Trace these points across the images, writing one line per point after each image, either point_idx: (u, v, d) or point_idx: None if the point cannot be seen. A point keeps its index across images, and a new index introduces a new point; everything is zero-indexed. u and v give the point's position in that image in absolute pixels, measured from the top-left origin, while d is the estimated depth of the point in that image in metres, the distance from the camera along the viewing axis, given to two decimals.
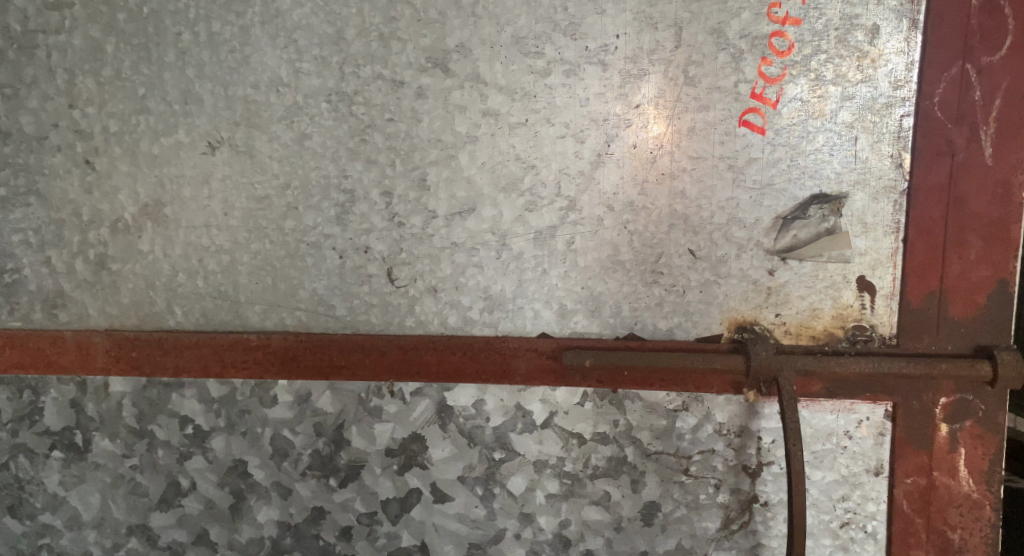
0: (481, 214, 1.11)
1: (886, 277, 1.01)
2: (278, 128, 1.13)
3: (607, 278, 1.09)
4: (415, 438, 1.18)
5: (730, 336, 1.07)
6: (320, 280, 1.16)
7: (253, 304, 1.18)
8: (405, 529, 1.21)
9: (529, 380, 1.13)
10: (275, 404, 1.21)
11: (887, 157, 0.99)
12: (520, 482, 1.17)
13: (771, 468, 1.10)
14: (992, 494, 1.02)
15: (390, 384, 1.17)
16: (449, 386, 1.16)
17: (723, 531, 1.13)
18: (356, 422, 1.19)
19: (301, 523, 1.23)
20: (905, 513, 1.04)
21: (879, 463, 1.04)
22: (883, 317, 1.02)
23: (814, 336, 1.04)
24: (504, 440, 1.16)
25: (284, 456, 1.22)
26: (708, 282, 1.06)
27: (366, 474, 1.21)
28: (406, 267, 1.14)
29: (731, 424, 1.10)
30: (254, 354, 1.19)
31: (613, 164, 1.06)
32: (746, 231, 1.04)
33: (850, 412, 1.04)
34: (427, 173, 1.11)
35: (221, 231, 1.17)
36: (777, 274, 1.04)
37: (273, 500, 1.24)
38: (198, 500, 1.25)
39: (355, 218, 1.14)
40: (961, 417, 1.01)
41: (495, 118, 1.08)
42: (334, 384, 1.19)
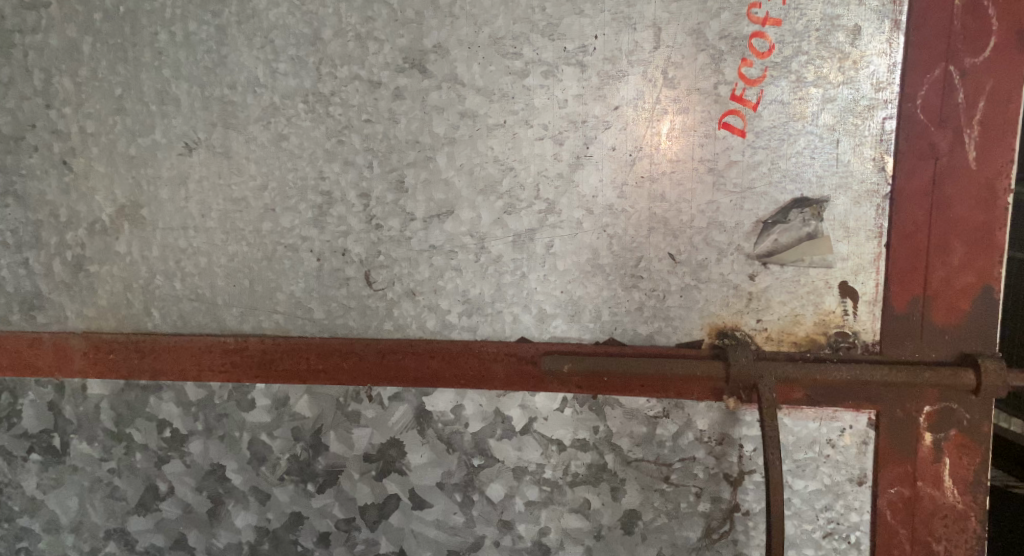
0: (459, 216, 1.10)
1: (869, 282, 0.99)
2: (255, 129, 1.12)
3: (586, 283, 1.07)
4: (393, 444, 1.17)
5: (711, 342, 1.05)
6: (298, 282, 1.15)
7: (231, 306, 1.17)
8: (383, 535, 1.19)
9: (507, 386, 1.11)
10: (253, 408, 1.19)
11: (869, 160, 0.97)
12: (499, 489, 1.15)
13: (753, 477, 1.08)
14: (978, 504, 0.99)
15: (368, 389, 1.16)
16: (428, 391, 1.14)
17: (704, 540, 1.11)
18: (334, 427, 1.18)
19: (279, 529, 1.22)
20: (889, 524, 1.02)
21: (863, 473, 1.02)
22: (866, 323, 1.00)
23: (796, 342, 1.02)
24: (483, 446, 1.14)
25: (262, 461, 1.21)
26: (688, 287, 1.05)
27: (344, 479, 1.19)
28: (385, 271, 1.13)
29: (712, 432, 1.08)
30: (231, 357, 1.17)
31: (592, 166, 1.05)
32: (726, 234, 1.03)
33: (833, 420, 1.02)
34: (405, 175, 1.10)
35: (198, 233, 1.16)
36: (758, 279, 1.02)
37: (251, 505, 1.22)
38: (176, 505, 1.24)
39: (332, 220, 1.13)
40: (946, 426, 0.99)
41: (473, 120, 1.07)
42: (312, 388, 1.17)
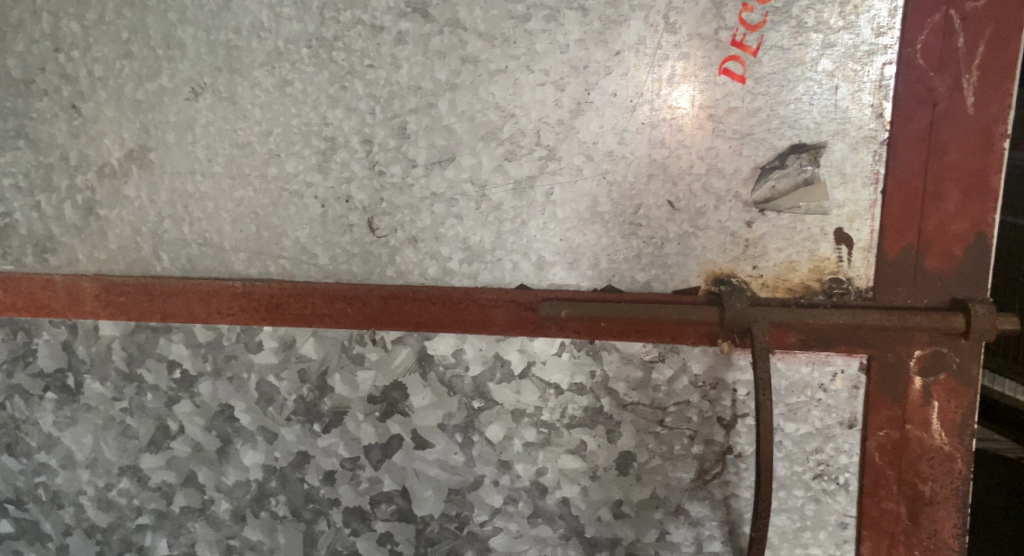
0: (461, 163, 1.11)
1: (864, 229, 1.00)
2: (260, 74, 1.14)
3: (586, 230, 1.09)
4: (396, 386, 1.20)
5: (708, 288, 1.07)
6: (303, 228, 1.18)
7: (238, 251, 1.20)
8: (386, 474, 1.23)
9: (507, 331, 1.14)
10: (260, 349, 1.23)
11: (867, 106, 0.97)
12: (498, 430, 1.18)
13: (746, 420, 1.10)
14: (964, 447, 1.01)
15: (372, 332, 1.19)
16: (430, 335, 1.17)
17: (697, 481, 1.13)
18: (339, 370, 1.21)
19: (286, 467, 1.26)
20: (876, 465, 1.04)
21: (853, 416, 1.05)
22: (860, 270, 1.01)
23: (790, 289, 1.04)
24: (483, 390, 1.17)
25: (269, 402, 1.25)
26: (686, 234, 1.06)
27: (349, 420, 1.23)
28: (387, 217, 1.15)
29: (707, 376, 1.10)
30: (240, 301, 1.21)
31: (593, 113, 1.06)
32: (725, 181, 1.04)
33: (825, 365, 1.04)
34: (407, 122, 1.12)
35: (205, 177, 1.19)
36: (755, 226, 1.04)
37: (259, 444, 1.26)
38: (187, 443, 1.29)
39: (336, 166, 1.15)
40: (935, 370, 1.00)
41: (475, 65, 1.08)
42: (317, 331, 1.21)
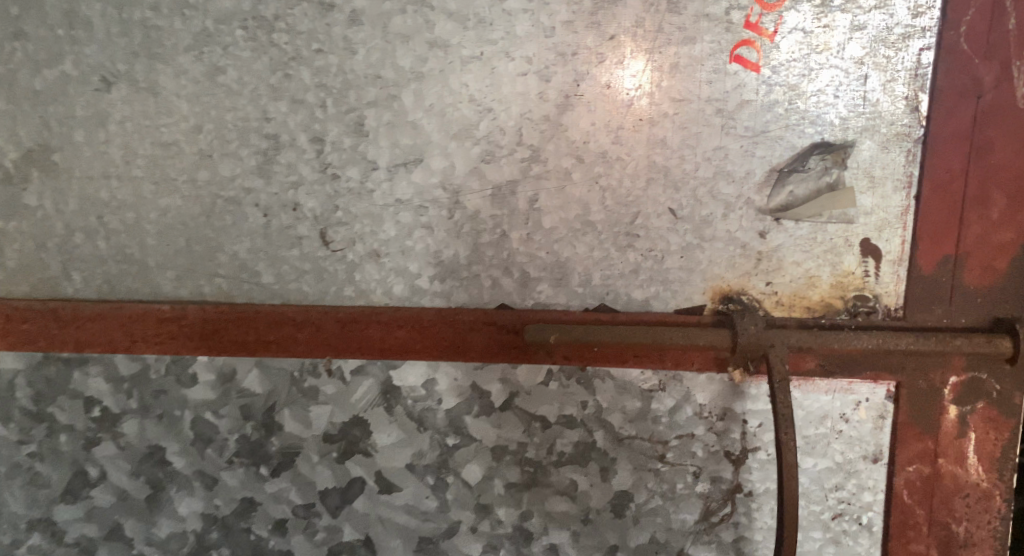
0: (429, 165, 0.96)
1: (894, 239, 0.87)
2: (185, 60, 0.97)
3: (576, 242, 0.94)
4: (356, 422, 1.04)
5: (714, 307, 0.93)
6: (243, 242, 1.01)
7: (165, 269, 1.02)
8: (347, 522, 1.07)
9: (486, 358, 0.99)
10: (195, 383, 1.05)
11: (900, 98, 0.85)
12: (476, 471, 1.03)
13: (757, 455, 0.98)
14: (1004, 483, 0.90)
15: (327, 362, 1.02)
16: (395, 365, 1.01)
17: (702, 524, 1.00)
18: (289, 405, 1.04)
19: (229, 516, 1.09)
20: (905, 504, 0.93)
21: (878, 450, 0.93)
22: (888, 286, 0.89)
23: (809, 307, 0.91)
24: (458, 425, 1.02)
25: (207, 443, 1.07)
26: (690, 246, 0.92)
27: (301, 462, 1.06)
28: (343, 229, 0.99)
29: (713, 406, 0.97)
30: (168, 327, 1.03)
31: (583, 107, 0.91)
32: (734, 186, 0.90)
33: (847, 393, 0.92)
34: (365, 117, 0.95)
35: (122, 182, 1.01)
36: (769, 237, 0.90)
37: (196, 491, 1.08)
38: (109, 492, 1.10)
39: (280, 169, 0.98)
40: (973, 398, 0.89)
41: (443, 50, 0.93)
42: (262, 361, 1.03)
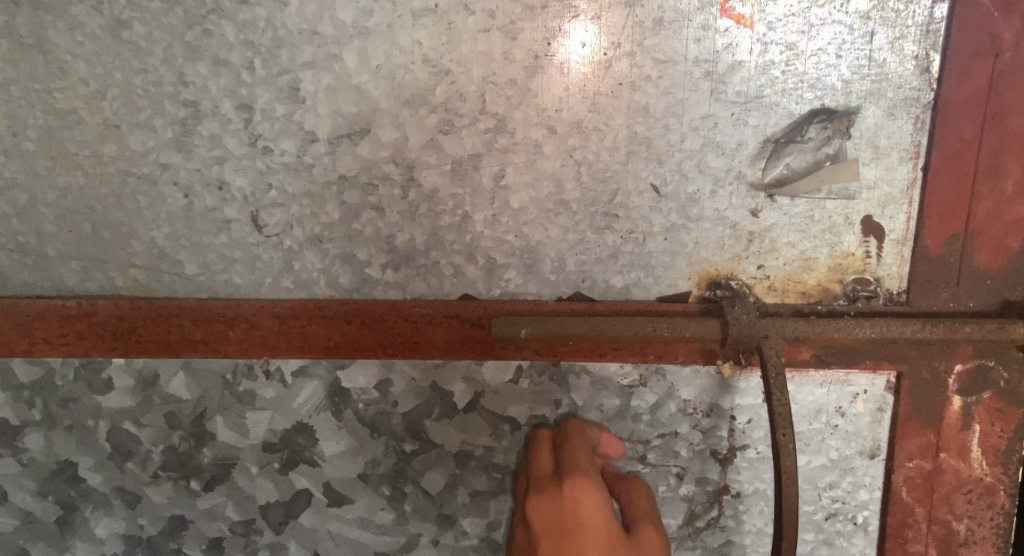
0: (378, 137, 0.83)
1: (898, 216, 0.79)
2: (81, 12, 0.82)
3: (548, 224, 0.84)
4: (300, 430, 0.91)
5: (700, 294, 0.84)
6: (160, 226, 0.87)
7: (67, 259, 0.87)
8: (292, 539, 0.94)
9: (447, 355, 0.88)
10: (110, 389, 0.91)
11: (909, 58, 0.76)
12: (438, 479, 0.92)
13: (746, 453, 0.90)
14: (1008, 477, 0.84)
15: (264, 363, 0.89)
16: (343, 365, 0.89)
17: (686, 529, 0.92)
18: (222, 412, 0.91)
19: (155, 537, 0.95)
20: (903, 502, 0.86)
21: (876, 445, 0.86)
22: (891, 268, 0.81)
23: (804, 293, 0.83)
24: (417, 429, 0.91)
25: (126, 456, 0.93)
26: (675, 227, 0.82)
27: (238, 475, 0.93)
28: (279, 210, 0.86)
29: (698, 402, 0.89)
30: (75, 326, 0.88)
31: (554, 70, 0.80)
32: (724, 159, 0.80)
33: (844, 384, 0.85)
34: (300, 80, 0.82)
35: (9, 158, 0.85)
36: (762, 215, 0.81)
37: (115, 510, 0.94)
38: (13, 514, 0.95)
39: (201, 141, 0.84)
40: (978, 388, 0.82)
41: (391, 2, 0.80)
42: (188, 364, 0.90)
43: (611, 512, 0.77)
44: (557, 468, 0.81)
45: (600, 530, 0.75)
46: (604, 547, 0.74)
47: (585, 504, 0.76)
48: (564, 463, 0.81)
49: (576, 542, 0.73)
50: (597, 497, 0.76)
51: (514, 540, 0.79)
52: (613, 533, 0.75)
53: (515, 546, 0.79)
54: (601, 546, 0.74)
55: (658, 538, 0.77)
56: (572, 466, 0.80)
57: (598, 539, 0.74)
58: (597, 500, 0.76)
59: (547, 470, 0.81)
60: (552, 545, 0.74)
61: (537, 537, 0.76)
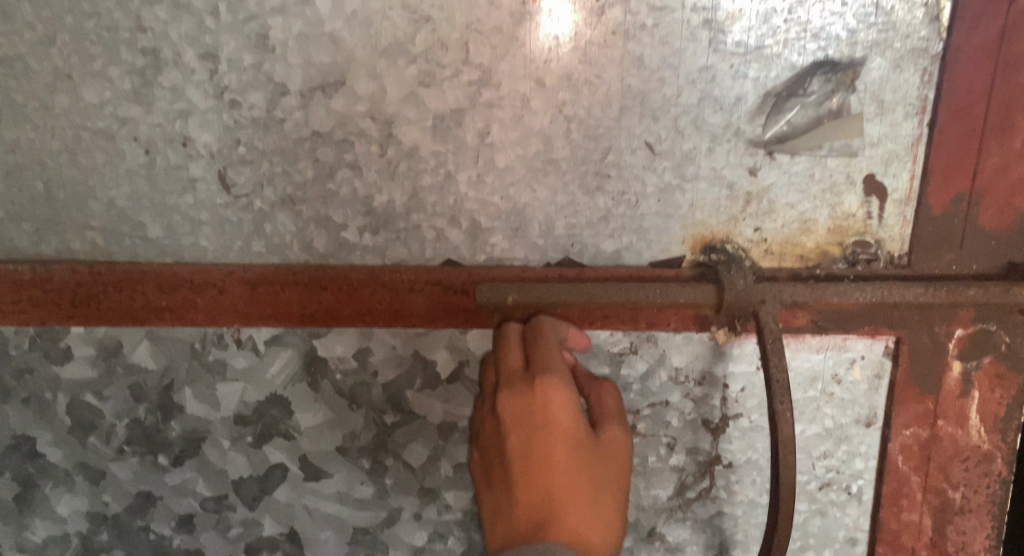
0: (354, 89, 0.78)
1: (901, 175, 0.76)
2: None
3: (536, 184, 0.79)
4: (274, 402, 0.87)
5: (694, 259, 0.80)
6: (119, 185, 0.81)
7: (19, 220, 0.82)
8: (267, 515, 0.90)
9: (430, 323, 0.83)
10: (69, 360, 0.86)
11: (918, 6, 0.72)
12: (420, 452, 0.88)
13: (738, 422, 0.87)
14: (1007, 444, 0.82)
15: (235, 332, 0.84)
16: (320, 334, 0.84)
17: (676, 500, 0.90)
18: (190, 383, 0.87)
19: (121, 514, 0.90)
20: (899, 471, 0.84)
21: (872, 412, 0.83)
22: (892, 230, 0.77)
23: (802, 257, 0.79)
24: (398, 400, 0.87)
25: (89, 430, 0.88)
26: (670, 187, 0.78)
27: (209, 449, 0.88)
28: (248, 169, 0.80)
29: (691, 370, 0.85)
30: (29, 293, 0.83)
31: (543, 17, 0.75)
32: (722, 114, 0.76)
33: (841, 351, 0.82)
34: (270, 27, 0.76)
35: None
36: (761, 175, 0.77)
37: (77, 487, 0.90)
38: None
39: (163, 93, 0.78)
40: (979, 353, 0.80)
41: None
42: (154, 333, 0.85)
43: (581, 409, 0.74)
44: (527, 362, 0.77)
45: (570, 429, 0.73)
46: (570, 445, 0.72)
47: (555, 404, 0.73)
48: (535, 359, 0.76)
49: (545, 441, 0.72)
50: (566, 395, 0.73)
51: (483, 428, 0.77)
52: (582, 430, 0.73)
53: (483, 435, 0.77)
54: (570, 444, 0.72)
55: (624, 432, 0.76)
56: (543, 364, 0.75)
57: (568, 438, 0.72)
58: (566, 398, 0.73)
59: (517, 364, 0.76)
60: (517, 442, 0.73)
61: (506, 433, 0.74)
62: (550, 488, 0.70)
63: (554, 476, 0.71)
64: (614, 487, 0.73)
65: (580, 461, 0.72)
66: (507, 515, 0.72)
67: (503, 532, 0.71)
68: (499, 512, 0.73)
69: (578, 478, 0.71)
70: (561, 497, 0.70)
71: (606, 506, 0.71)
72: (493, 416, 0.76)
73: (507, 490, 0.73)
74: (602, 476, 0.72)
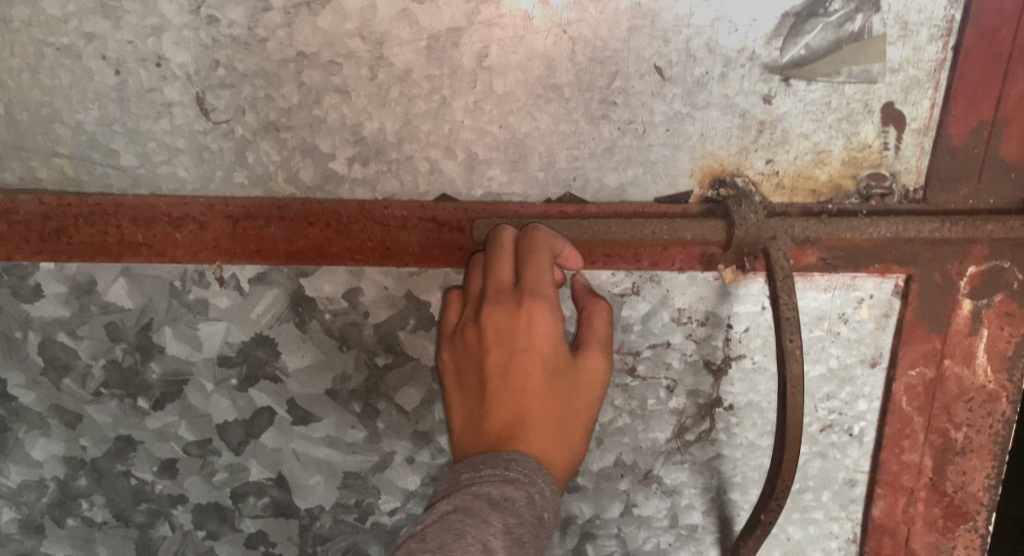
0: (343, 5, 0.72)
1: (922, 102, 0.73)
2: None
3: (537, 112, 0.75)
4: (260, 343, 0.83)
5: (702, 194, 0.77)
6: (89, 109, 0.75)
7: None
8: (253, 460, 0.87)
9: (423, 261, 0.79)
10: (39, 297, 0.81)
11: None
12: (413, 395, 0.84)
13: (742, 364, 0.84)
14: (1012, 384, 0.80)
15: (217, 269, 0.80)
16: (307, 272, 0.80)
17: (675, 443, 0.87)
18: (170, 323, 0.82)
19: (100, 459, 0.87)
20: (902, 412, 0.83)
21: (878, 353, 0.81)
22: (908, 162, 0.74)
23: (815, 191, 0.76)
24: (390, 341, 0.83)
25: (63, 371, 0.84)
26: (679, 115, 0.74)
27: (191, 392, 0.84)
28: (227, 93, 0.75)
29: (694, 311, 0.83)
30: None
31: None
32: (736, 37, 0.72)
33: (849, 289, 0.79)
34: None
35: None
36: (775, 102, 0.73)
37: (53, 430, 0.86)
38: None
39: (134, 7, 0.72)
40: (991, 290, 0.78)
41: None
42: (130, 269, 0.80)
43: (564, 333, 0.69)
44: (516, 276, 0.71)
45: (549, 351, 0.68)
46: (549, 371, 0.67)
47: (539, 325, 0.68)
48: (525, 273, 0.70)
49: (523, 359, 0.67)
50: (553, 319, 0.69)
51: (456, 334, 0.72)
52: (564, 357, 0.69)
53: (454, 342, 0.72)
54: (548, 367, 0.67)
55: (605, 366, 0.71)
56: (534, 280, 0.69)
57: (546, 360, 0.68)
58: (553, 323, 0.68)
59: (505, 275, 0.71)
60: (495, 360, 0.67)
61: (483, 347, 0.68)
62: (522, 406, 0.65)
63: (528, 396, 0.66)
64: (584, 417, 0.69)
65: (556, 387, 0.67)
66: (468, 425, 0.67)
67: (462, 444, 0.67)
68: (460, 422, 0.68)
69: (552, 403, 0.66)
70: (533, 420, 0.65)
71: (575, 438, 0.67)
72: (469, 324, 0.71)
73: (473, 402, 0.68)
74: (577, 409, 0.68)
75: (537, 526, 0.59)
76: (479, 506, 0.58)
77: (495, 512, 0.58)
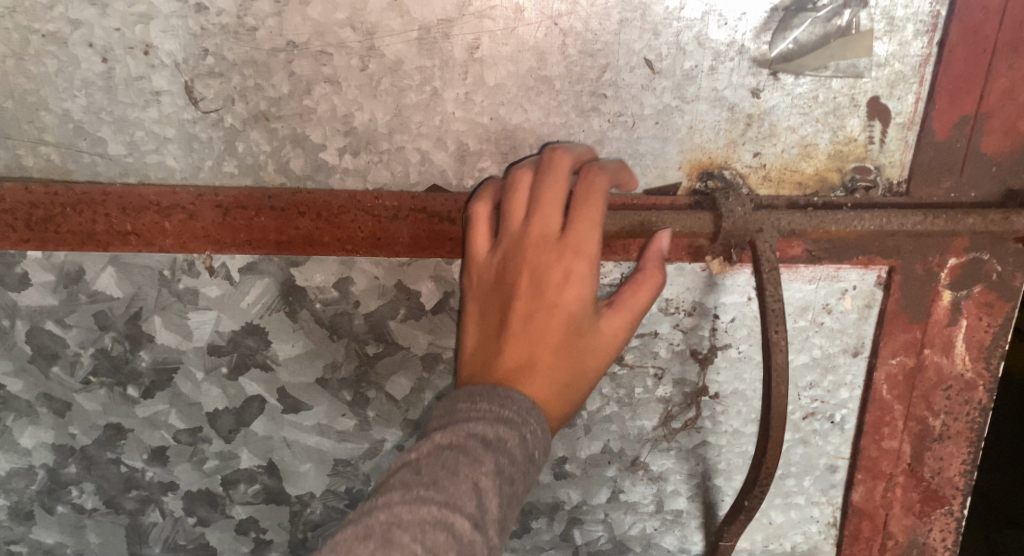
0: None
1: (907, 97, 0.74)
2: None
3: (528, 103, 0.75)
4: (250, 332, 0.83)
5: (691, 186, 0.77)
6: (75, 97, 0.75)
7: None
8: (243, 447, 0.87)
9: (414, 252, 0.79)
10: (26, 285, 0.81)
11: None
12: (403, 384, 0.85)
13: (727, 353, 0.86)
14: (990, 373, 0.82)
15: (206, 258, 0.80)
16: (297, 261, 0.80)
17: (661, 430, 0.89)
18: (160, 312, 0.82)
19: (90, 447, 0.87)
20: (882, 399, 0.85)
21: (860, 342, 0.83)
22: (892, 156, 0.76)
23: (801, 183, 0.77)
24: (380, 331, 0.83)
25: (52, 359, 0.84)
26: (669, 108, 0.75)
27: (181, 380, 0.85)
28: (217, 82, 0.74)
29: (681, 301, 0.84)
30: None
31: None
32: (726, 31, 0.72)
33: (833, 281, 0.81)
34: None
35: None
36: (763, 96, 0.74)
37: (42, 418, 0.86)
38: None
39: None
40: (970, 282, 0.80)
41: None
42: (118, 258, 0.80)
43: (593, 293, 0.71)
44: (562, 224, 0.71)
45: (575, 306, 0.71)
46: (567, 326, 0.70)
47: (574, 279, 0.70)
48: (573, 225, 0.70)
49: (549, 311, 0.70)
50: (587, 280, 0.70)
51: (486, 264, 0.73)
52: (587, 316, 0.71)
53: (484, 272, 0.73)
54: (570, 323, 0.70)
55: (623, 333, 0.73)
56: (579, 237, 0.70)
57: (570, 314, 0.70)
58: (586, 283, 0.70)
59: (552, 219, 0.71)
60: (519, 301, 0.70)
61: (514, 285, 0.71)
62: (532, 352, 0.69)
63: (541, 343, 0.69)
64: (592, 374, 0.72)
65: (571, 342, 0.70)
66: (482, 355, 0.71)
67: (469, 369, 0.71)
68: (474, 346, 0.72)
69: (563, 356, 0.70)
70: (540, 368, 0.69)
71: (576, 390, 0.71)
72: (503, 259, 0.72)
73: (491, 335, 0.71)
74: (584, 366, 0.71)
75: (526, 465, 0.63)
76: (473, 444, 0.61)
77: (488, 453, 0.61)
